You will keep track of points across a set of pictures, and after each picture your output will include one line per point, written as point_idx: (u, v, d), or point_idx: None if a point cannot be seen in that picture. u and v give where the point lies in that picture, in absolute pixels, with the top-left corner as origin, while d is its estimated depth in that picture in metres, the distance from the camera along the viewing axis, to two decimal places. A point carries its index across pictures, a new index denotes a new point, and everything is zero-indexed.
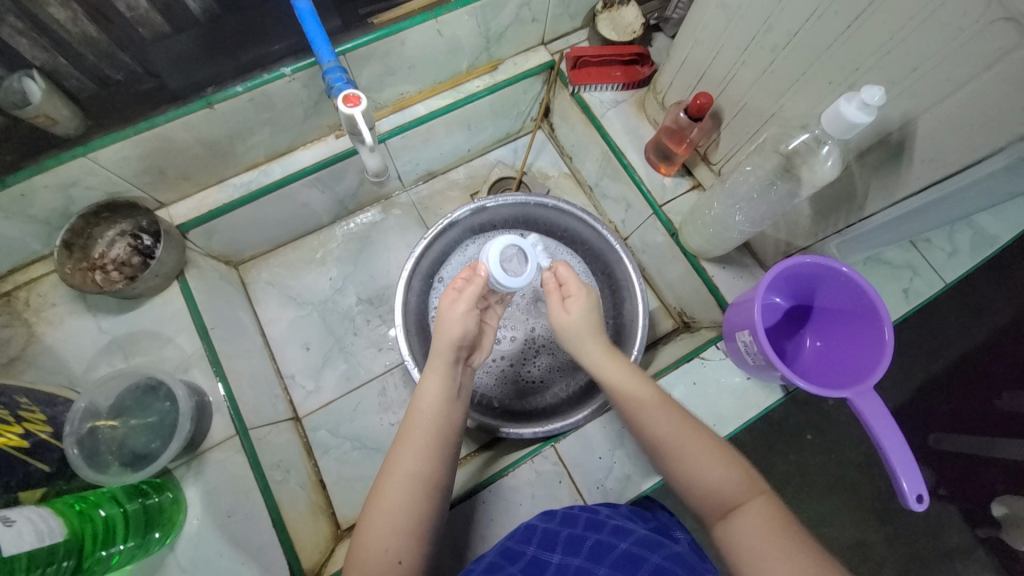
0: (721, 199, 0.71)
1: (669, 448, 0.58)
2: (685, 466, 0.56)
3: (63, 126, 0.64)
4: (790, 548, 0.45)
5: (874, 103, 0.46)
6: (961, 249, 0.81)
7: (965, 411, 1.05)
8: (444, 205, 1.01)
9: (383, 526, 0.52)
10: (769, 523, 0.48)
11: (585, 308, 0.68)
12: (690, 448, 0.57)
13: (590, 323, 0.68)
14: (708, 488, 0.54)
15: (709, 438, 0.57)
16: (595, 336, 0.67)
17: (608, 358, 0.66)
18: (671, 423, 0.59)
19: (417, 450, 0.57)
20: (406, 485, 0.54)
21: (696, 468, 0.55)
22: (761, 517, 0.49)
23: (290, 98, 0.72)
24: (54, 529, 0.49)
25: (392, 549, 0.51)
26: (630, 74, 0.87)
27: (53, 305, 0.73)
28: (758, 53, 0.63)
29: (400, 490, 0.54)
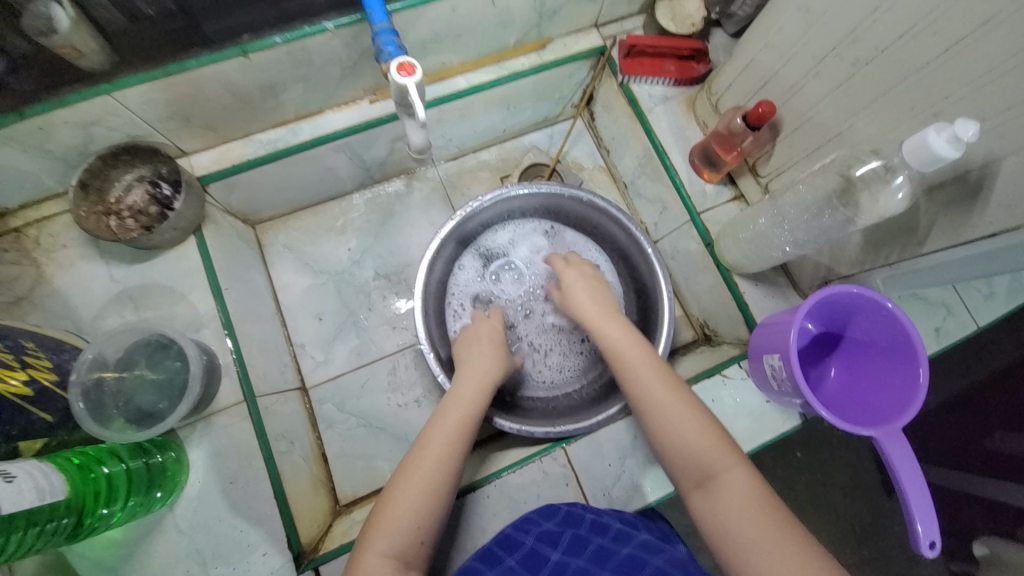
0: (768, 215, 0.68)
1: (655, 410, 0.57)
2: (665, 431, 0.56)
3: (89, 60, 0.60)
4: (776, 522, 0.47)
5: (966, 138, 0.43)
6: (998, 292, 0.79)
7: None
8: (472, 185, 0.98)
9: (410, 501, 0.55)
10: (748, 499, 0.49)
11: (574, 282, 0.76)
12: (673, 413, 0.56)
13: (586, 292, 0.74)
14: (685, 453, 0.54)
15: (693, 403, 0.57)
16: (590, 302, 0.73)
17: (603, 317, 0.70)
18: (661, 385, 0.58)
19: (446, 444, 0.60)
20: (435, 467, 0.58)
21: (678, 432, 0.55)
22: (738, 487, 0.50)
23: (329, 56, 0.68)
24: (56, 486, 0.47)
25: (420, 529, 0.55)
26: (685, 70, 0.82)
27: (64, 247, 0.71)
28: (835, 66, 0.59)
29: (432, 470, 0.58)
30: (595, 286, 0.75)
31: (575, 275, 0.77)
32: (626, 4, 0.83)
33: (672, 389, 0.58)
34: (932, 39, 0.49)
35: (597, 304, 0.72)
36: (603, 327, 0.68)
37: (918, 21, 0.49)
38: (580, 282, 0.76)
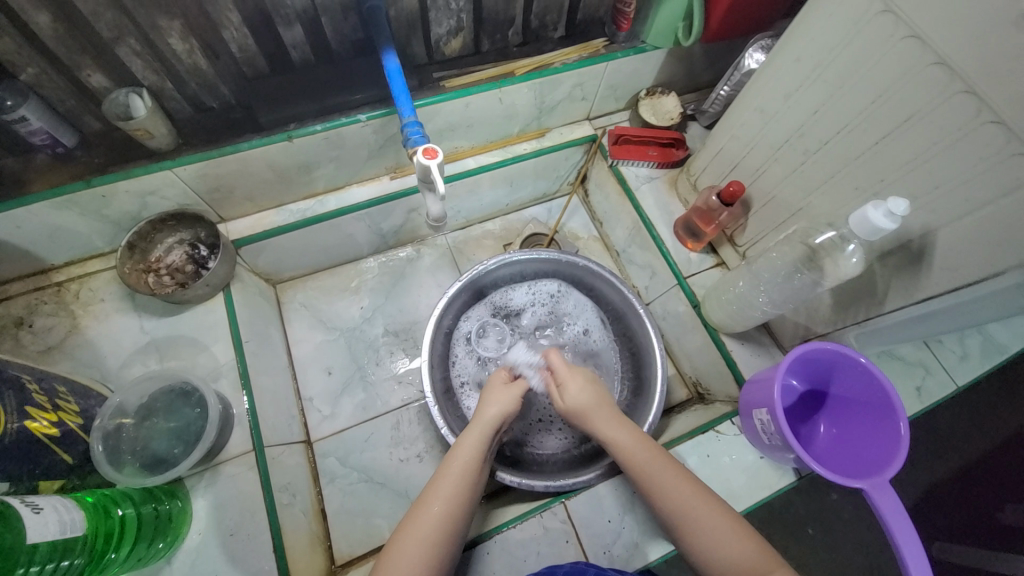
0: (746, 279, 0.75)
1: (685, 515, 0.57)
2: (698, 538, 0.55)
3: (157, 141, 0.70)
4: None
5: (899, 213, 0.52)
6: (971, 354, 0.84)
7: (965, 520, 1.04)
8: (477, 251, 1.06)
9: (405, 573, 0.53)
10: None
11: (579, 389, 0.71)
12: (702, 517, 0.56)
13: (591, 398, 0.70)
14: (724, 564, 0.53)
15: (720, 505, 0.57)
16: (598, 408, 0.69)
17: (614, 424, 0.67)
18: (684, 488, 0.58)
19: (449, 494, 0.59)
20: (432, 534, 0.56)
21: (711, 540, 0.54)
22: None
23: (360, 140, 0.80)
24: (77, 521, 0.50)
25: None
26: (666, 155, 0.94)
27: (101, 300, 0.77)
28: (790, 154, 0.69)
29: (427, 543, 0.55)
30: (600, 387, 0.72)
31: (579, 381, 0.72)
32: (613, 102, 0.98)
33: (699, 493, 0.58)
34: (864, 134, 0.59)
35: (607, 411, 0.68)
36: (617, 433, 0.66)
37: (852, 120, 0.60)
38: (588, 385, 0.72)
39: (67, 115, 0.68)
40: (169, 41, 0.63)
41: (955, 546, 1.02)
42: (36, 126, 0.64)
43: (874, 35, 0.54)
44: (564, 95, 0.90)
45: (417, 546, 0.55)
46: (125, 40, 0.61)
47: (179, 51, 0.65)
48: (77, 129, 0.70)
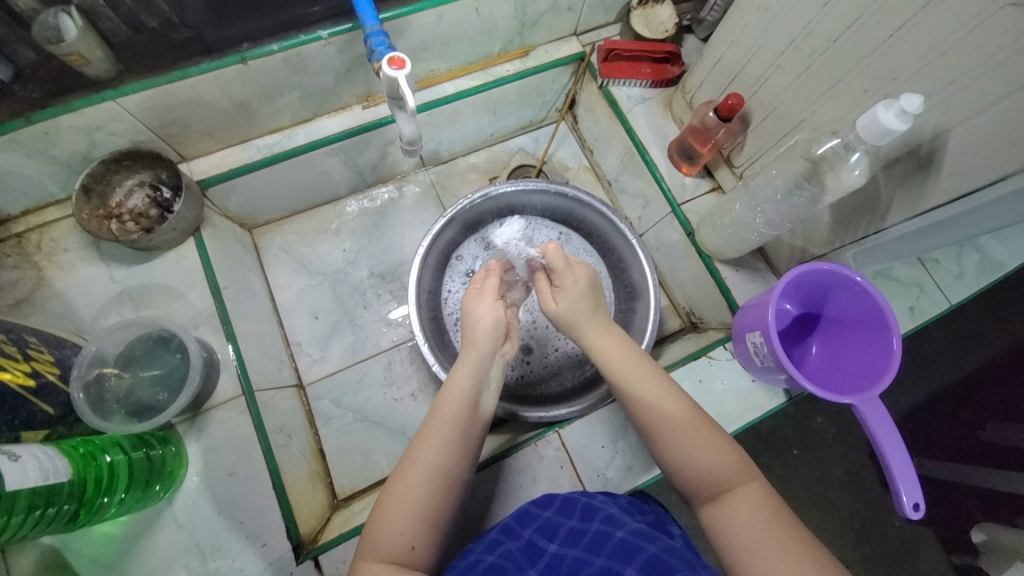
0: (743, 201, 0.72)
1: (668, 430, 0.57)
2: (677, 450, 0.56)
3: (95, 67, 0.63)
4: (781, 532, 0.47)
5: (912, 110, 0.47)
6: (968, 272, 0.82)
7: (947, 439, 1.08)
8: (462, 187, 1.01)
9: (400, 515, 0.53)
10: (760, 511, 0.49)
11: (578, 296, 0.67)
12: (683, 431, 0.56)
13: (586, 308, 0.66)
14: (699, 472, 0.54)
15: (703, 417, 0.57)
16: (591, 320, 0.66)
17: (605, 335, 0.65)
18: (671, 406, 0.58)
19: (444, 442, 0.57)
20: (426, 476, 0.55)
21: (691, 453, 0.55)
22: (756, 504, 0.50)
23: (323, 62, 0.72)
24: (60, 468, 0.50)
25: (407, 534, 0.52)
26: (660, 72, 0.87)
27: (65, 250, 0.72)
28: (795, 57, 0.63)
29: (423, 482, 0.54)
30: (597, 300, 0.68)
31: (579, 286, 0.67)
32: (603, 13, 0.89)
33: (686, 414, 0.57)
34: (877, 28, 0.53)
35: (598, 325, 0.66)
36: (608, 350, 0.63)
37: (864, 12, 0.54)
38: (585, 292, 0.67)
39: None
40: None
41: (935, 463, 1.07)
42: None
43: None
44: (549, 4, 0.81)
45: (413, 490, 0.54)
46: None
47: None
48: (10, 61, 0.61)
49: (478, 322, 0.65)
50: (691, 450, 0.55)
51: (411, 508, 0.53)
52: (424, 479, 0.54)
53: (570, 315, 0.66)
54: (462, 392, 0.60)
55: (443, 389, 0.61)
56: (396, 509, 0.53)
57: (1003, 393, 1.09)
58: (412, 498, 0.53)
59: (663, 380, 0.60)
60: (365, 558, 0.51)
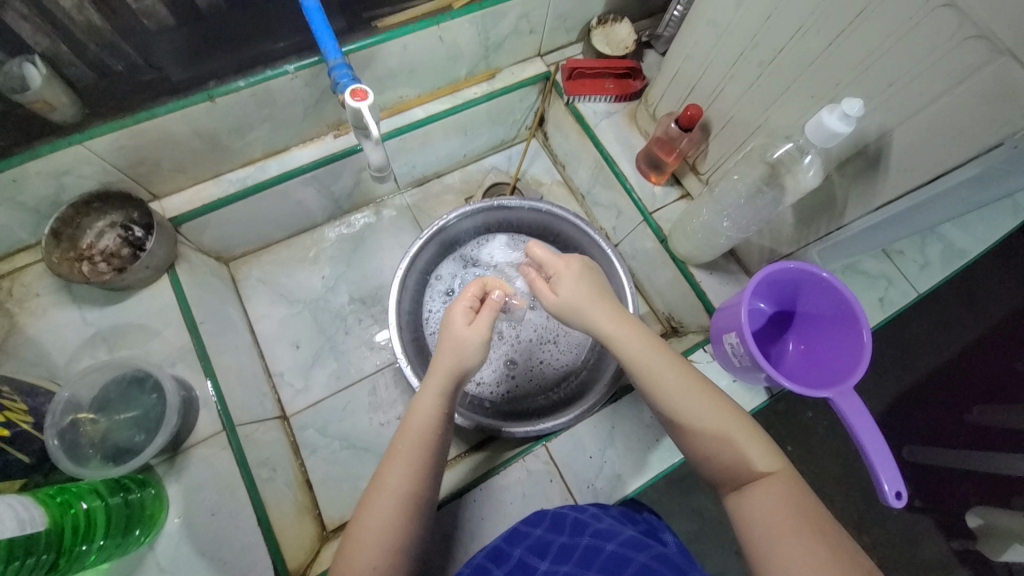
0: (709, 206, 0.74)
1: (691, 419, 0.56)
2: (703, 442, 0.55)
3: (60, 113, 0.63)
4: (804, 525, 0.47)
5: (853, 114, 0.50)
6: (932, 261, 0.85)
7: (933, 425, 1.10)
8: (439, 208, 1.03)
9: (371, 547, 0.52)
10: (785, 504, 0.49)
11: (573, 282, 0.66)
12: (705, 424, 0.55)
13: (586, 292, 0.65)
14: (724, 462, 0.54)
15: (729, 408, 0.56)
16: (596, 302, 0.64)
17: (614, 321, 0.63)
18: (694, 395, 0.57)
19: (408, 466, 0.56)
20: (392, 505, 0.54)
21: (715, 442, 0.54)
22: (784, 495, 0.50)
23: (292, 95, 0.73)
24: (36, 517, 0.48)
25: (378, 567, 0.51)
26: (623, 87, 0.90)
27: (37, 295, 0.71)
28: (746, 68, 0.66)
29: (391, 512, 0.53)
30: (596, 286, 0.66)
31: (573, 270, 0.67)
32: (564, 34, 0.92)
33: (711, 404, 0.56)
34: (817, 37, 0.56)
35: (605, 308, 0.64)
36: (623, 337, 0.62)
37: (804, 23, 0.57)
38: (584, 275, 0.67)
39: None
40: None
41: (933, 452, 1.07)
42: None
43: None
44: (510, 28, 0.84)
45: (380, 518, 0.53)
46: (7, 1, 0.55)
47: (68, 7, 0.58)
48: None
49: (463, 346, 0.62)
50: (717, 439, 0.54)
51: (374, 545, 0.52)
52: (390, 509, 0.54)
53: (572, 300, 0.65)
54: (430, 415, 0.59)
55: (407, 414, 0.60)
56: (365, 539, 0.52)
57: (984, 375, 1.12)
58: (380, 529, 0.53)
59: (680, 366, 0.59)
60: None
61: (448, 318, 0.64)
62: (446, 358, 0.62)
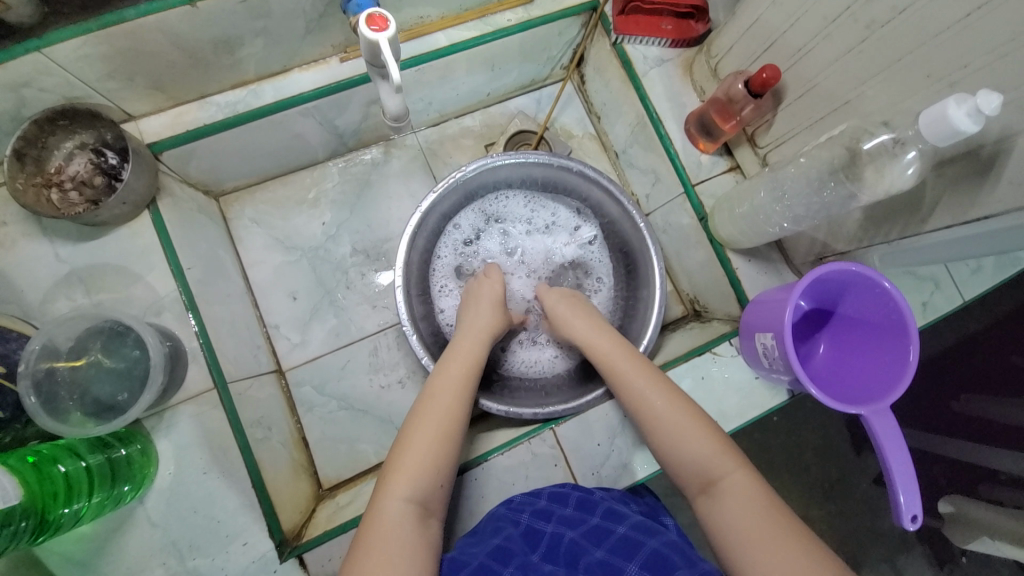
0: (767, 190, 0.65)
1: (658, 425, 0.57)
2: (667, 442, 0.55)
3: (16, 13, 0.53)
4: (775, 519, 0.48)
5: (988, 111, 0.40)
6: (986, 267, 0.77)
7: (921, 410, 1.05)
8: (455, 153, 0.92)
9: (432, 448, 0.55)
10: (749, 502, 0.49)
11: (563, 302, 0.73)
12: (673, 424, 0.55)
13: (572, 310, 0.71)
14: (687, 465, 0.54)
15: (692, 410, 0.56)
16: (584, 318, 0.70)
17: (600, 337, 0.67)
18: (660, 394, 0.58)
19: (461, 389, 0.60)
20: (450, 414, 0.58)
21: (677, 442, 0.55)
22: (745, 491, 0.50)
23: (291, 5, 0.60)
24: (9, 490, 0.44)
25: (439, 471, 0.54)
26: (682, 30, 0.76)
27: (0, 223, 0.63)
28: (848, 27, 0.54)
29: (446, 423, 0.57)
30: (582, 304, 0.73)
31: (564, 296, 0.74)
32: None
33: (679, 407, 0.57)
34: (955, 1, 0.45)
35: (587, 323, 0.69)
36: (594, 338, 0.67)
37: None
38: (564, 300, 0.73)
39: None
40: None
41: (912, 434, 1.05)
42: None
43: None
44: None
45: (436, 425, 0.56)
46: None
47: None
48: None
49: (471, 318, 0.69)
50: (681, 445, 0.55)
51: (430, 452, 0.54)
52: (442, 419, 0.57)
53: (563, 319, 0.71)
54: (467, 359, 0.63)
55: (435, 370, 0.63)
56: (422, 444, 0.55)
57: (989, 364, 1.04)
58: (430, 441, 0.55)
59: (653, 372, 0.60)
60: (397, 492, 0.52)
61: (470, 296, 0.73)
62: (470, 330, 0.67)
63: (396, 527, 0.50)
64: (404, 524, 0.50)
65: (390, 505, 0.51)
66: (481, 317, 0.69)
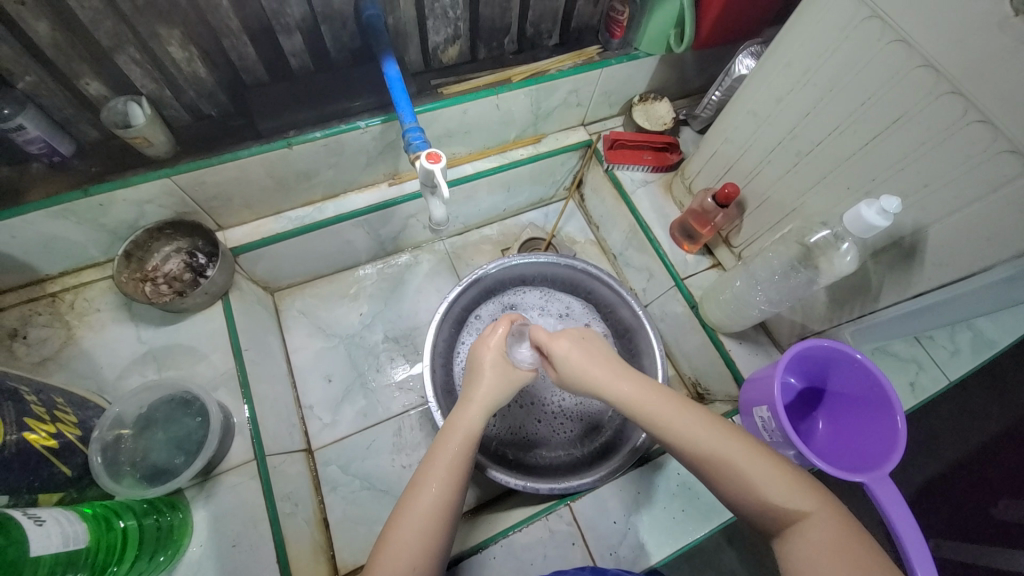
0: (743, 279, 0.77)
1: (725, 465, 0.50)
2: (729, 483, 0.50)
3: (155, 148, 0.69)
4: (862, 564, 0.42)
5: (891, 211, 0.53)
6: (962, 349, 0.84)
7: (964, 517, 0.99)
8: (476, 256, 1.07)
9: (411, 547, 0.50)
10: (833, 546, 0.44)
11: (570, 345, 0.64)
12: (731, 462, 0.50)
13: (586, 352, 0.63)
14: (764, 504, 0.48)
15: (750, 445, 0.51)
16: (596, 355, 0.63)
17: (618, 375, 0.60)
18: (710, 431, 0.52)
19: (448, 477, 0.55)
20: (434, 508, 0.53)
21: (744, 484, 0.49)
22: (826, 535, 0.45)
23: (359, 146, 0.80)
24: (79, 533, 0.49)
25: (419, 569, 0.50)
26: (660, 159, 0.95)
27: (97, 310, 0.76)
28: (783, 155, 0.71)
29: (428, 518, 0.52)
30: (594, 344, 0.65)
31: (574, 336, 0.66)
32: (607, 108, 0.99)
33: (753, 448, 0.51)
34: (854, 136, 0.61)
35: (602, 359, 0.62)
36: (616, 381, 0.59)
37: (842, 123, 0.62)
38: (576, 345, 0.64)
39: (63, 123, 0.67)
40: (168, 49, 0.63)
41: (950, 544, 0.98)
42: (34, 137, 0.63)
43: (863, 38, 0.56)
44: (560, 101, 0.91)
45: (418, 520, 0.52)
46: (125, 48, 0.61)
47: (178, 60, 0.65)
48: (74, 137, 0.69)
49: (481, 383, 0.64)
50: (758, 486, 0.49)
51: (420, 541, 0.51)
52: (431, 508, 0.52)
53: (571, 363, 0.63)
54: (459, 439, 0.58)
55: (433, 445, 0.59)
56: (402, 542, 0.50)
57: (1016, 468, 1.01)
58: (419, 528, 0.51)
59: (696, 408, 0.55)
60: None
61: (477, 361, 0.67)
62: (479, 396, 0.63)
63: None
64: None
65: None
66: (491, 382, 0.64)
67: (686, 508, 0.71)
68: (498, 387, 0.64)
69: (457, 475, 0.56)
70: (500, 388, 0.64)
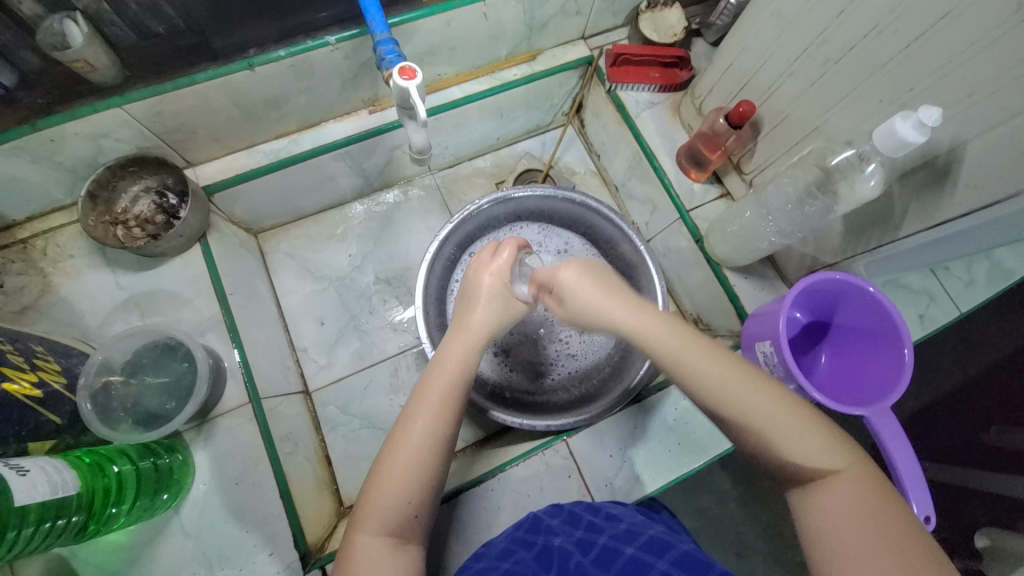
0: (753, 209, 0.71)
1: (727, 403, 0.49)
2: (743, 429, 0.48)
3: (100, 74, 0.62)
4: (887, 520, 0.41)
5: (930, 123, 0.47)
6: (978, 280, 0.79)
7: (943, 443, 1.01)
8: (468, 191, 1.01)
9: (403, 483, 0.50)
10: (862, 500, 0.43)
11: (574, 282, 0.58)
12: (748, 408, 0.48)
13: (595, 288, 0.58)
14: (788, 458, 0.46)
15: (770, 390, 0.48)
16: (606, 291, 0.57)
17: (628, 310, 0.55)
18: (721, 370, 0.49)
19: (438, 409, 0.53)
20: (425, 443, 0.52)
21: (761, 430, 0.47)
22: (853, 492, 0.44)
23: (331, 68, 0.71)
24: (68, 481, 0.49)
25: (412, 503, 0.50)
26: (668, 76, 0.86)
27: (70, 256, 0.72)
28: (809, 64, 0.63)
29: (421, 454, 0.51)
30: (602, 276, 0.59)
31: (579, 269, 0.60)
32: (610, 17, 0.88)
33: (772, 391, 0.48)
34: (894, 37, 0.53)
35: (616, 293, 0.57)
36: (619, 309, 0.55)
37: (881, 21, 0.53)
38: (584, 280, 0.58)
39: (2, 51, 0.59)
40: None
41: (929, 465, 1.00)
42: None
43: None
44: (557, 9, 0.80)
45: (410, 456, 0.51)
46: None
47: None
48: (15, 66, 0.61)
49: (471, 318, 0.61)
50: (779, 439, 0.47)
51: (409, 478, 0.50)
52: (422, 445, 0.51)
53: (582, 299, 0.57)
54: (450, 372, 0.56)
55: (422, 378, 0.56)
56: (392, 479, 0.50)
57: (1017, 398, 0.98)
58: (408, 465, 0.50)
59: (718, 350, 0.51)
60: (365, 528, 0.49)
61: (472, 290, 0.63)
62: (472, 332, 0.60)
63: (372, 558, 0.47)
64: (380, 558, 0.48)
65: (359, 542, 0.48)
66: (485, 317, 0.61)
67: (682, 442, 0.71)
68: (493, 317, 0.62)
69: (449, 410, 0.54)
70: (495, 321, 0.62)
